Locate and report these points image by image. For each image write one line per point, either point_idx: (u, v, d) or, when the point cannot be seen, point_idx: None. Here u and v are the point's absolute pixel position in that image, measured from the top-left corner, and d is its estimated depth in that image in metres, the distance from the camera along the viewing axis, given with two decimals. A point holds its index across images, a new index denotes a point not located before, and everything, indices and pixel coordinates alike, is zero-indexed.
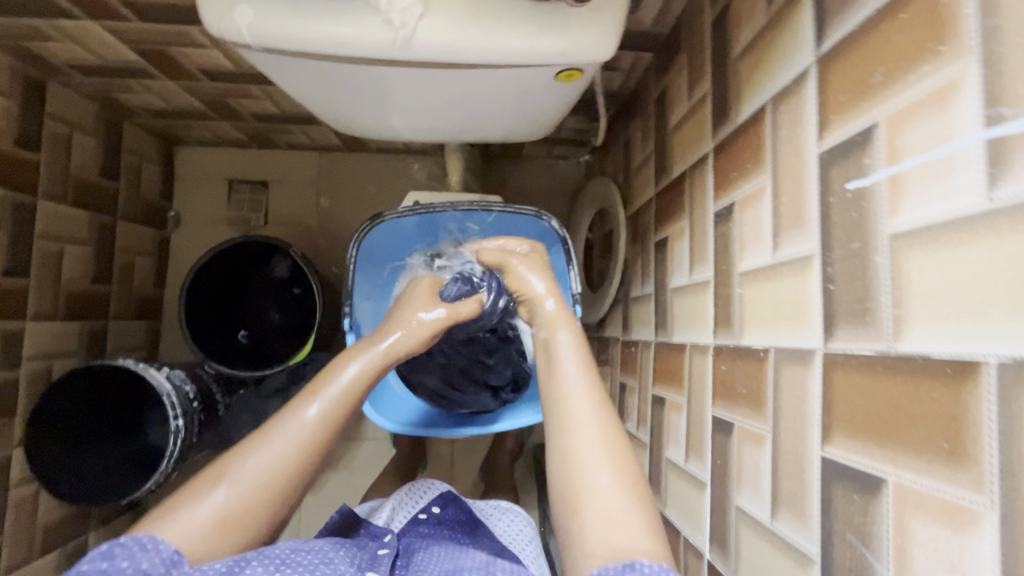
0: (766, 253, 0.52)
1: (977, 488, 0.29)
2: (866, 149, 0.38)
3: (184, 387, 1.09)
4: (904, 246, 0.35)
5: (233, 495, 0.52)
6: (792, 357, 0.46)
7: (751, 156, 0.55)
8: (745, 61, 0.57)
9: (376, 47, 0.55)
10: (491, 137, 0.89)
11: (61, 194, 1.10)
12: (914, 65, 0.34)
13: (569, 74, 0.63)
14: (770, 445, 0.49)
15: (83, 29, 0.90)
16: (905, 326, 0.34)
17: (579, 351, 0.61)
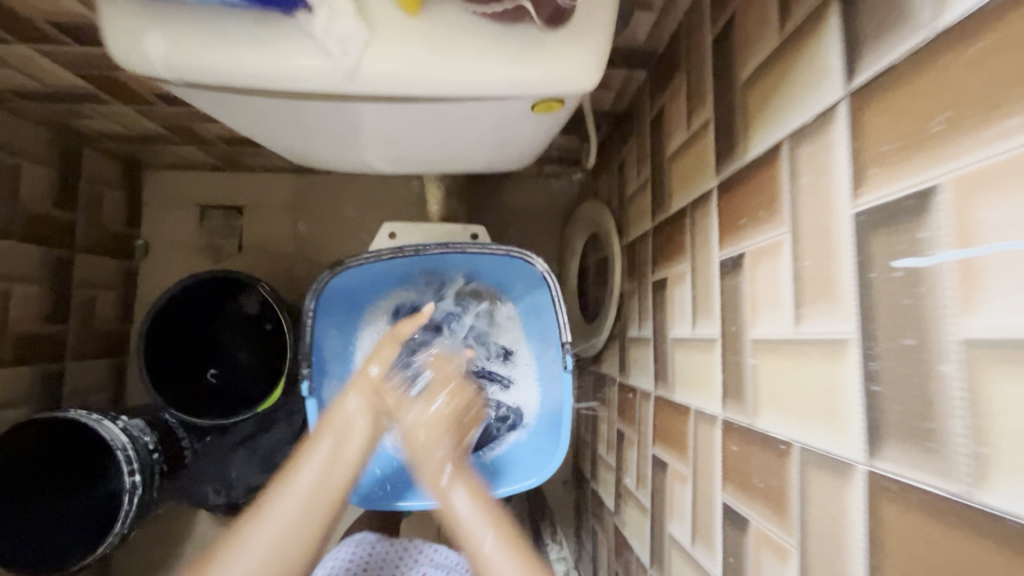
0: (786, 324, 0.43)
1: None
2: (923, 221, 0.29)
3: (143, 438, 0.99)
4: (985, 364, 0.26)
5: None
6: (822, 463, 0.37)
7: (763, 203, 0.46)
8: (754, 89, 0.49)
9: (316, 81, 0.47)
10: (470, 167, 0.79)
11: (8, 230, 1.01)
12: (994, 118, 0.25)
13: (547, 104, 0.54)
14: (796, 564, 0.40)
15: (16, 54, 0.81)
16: (990, 472, 0.25)
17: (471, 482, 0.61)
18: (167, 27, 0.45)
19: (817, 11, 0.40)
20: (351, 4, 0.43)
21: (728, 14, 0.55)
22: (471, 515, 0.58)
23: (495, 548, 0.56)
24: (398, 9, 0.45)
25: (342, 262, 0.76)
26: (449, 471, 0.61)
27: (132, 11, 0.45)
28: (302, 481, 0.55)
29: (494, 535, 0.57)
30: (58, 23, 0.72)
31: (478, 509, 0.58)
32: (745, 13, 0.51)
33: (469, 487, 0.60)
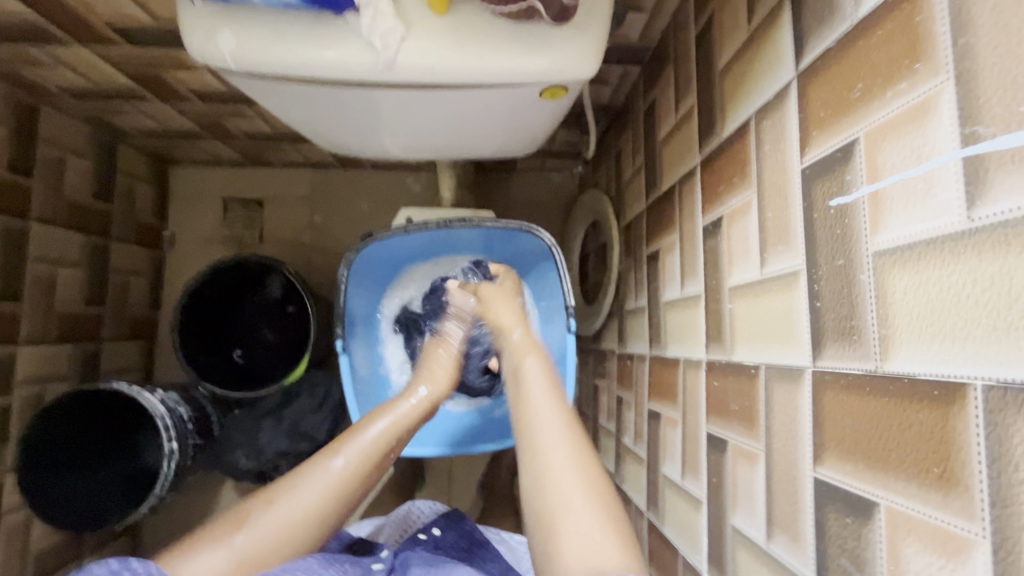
0: (753, 268, 0.51)
1: (968, 516, 0.28)
2: (848, 166, 0.38)
3: (178, 409, 1.07)
4: (888, 266, 0.34)
5: (246, 550, 0.54)
6: (782, 374, 0.45)
7: (737, 170, 0.55)
8: (729, 76, 0.57)
9: (359, 70, 0.55)
10: (481, 153, 0.88)
11: (53, 218, 1.10)
12: (891, 82, 0.34)
13: (553, 91, 0.63)
14: (763, 464, 0.48)
15: (73, 55, 0.90)
16: (890, 346, 0.33)
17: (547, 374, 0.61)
18: (235, 25, 0.53)
19: (776, 8, 0.49)
20: (391, 5, 0.52)
21: (708, 13, 0.64)
22: (551, 408, 0.56)
23: (555, 429, 0.54)
24: (429, 9, 0.53)
25: (372, 234, 0.84)
26: (528, 352, 0.64)
27: (205, 11, 0.53)
28: (336, 468, 0.59)
29: (558, 418, 0.55)
30: (116, 26, 0.81)
31: (547, 378, 0.60)
32: (721, 12, 0.60)
33: (546, 373, 0.60)
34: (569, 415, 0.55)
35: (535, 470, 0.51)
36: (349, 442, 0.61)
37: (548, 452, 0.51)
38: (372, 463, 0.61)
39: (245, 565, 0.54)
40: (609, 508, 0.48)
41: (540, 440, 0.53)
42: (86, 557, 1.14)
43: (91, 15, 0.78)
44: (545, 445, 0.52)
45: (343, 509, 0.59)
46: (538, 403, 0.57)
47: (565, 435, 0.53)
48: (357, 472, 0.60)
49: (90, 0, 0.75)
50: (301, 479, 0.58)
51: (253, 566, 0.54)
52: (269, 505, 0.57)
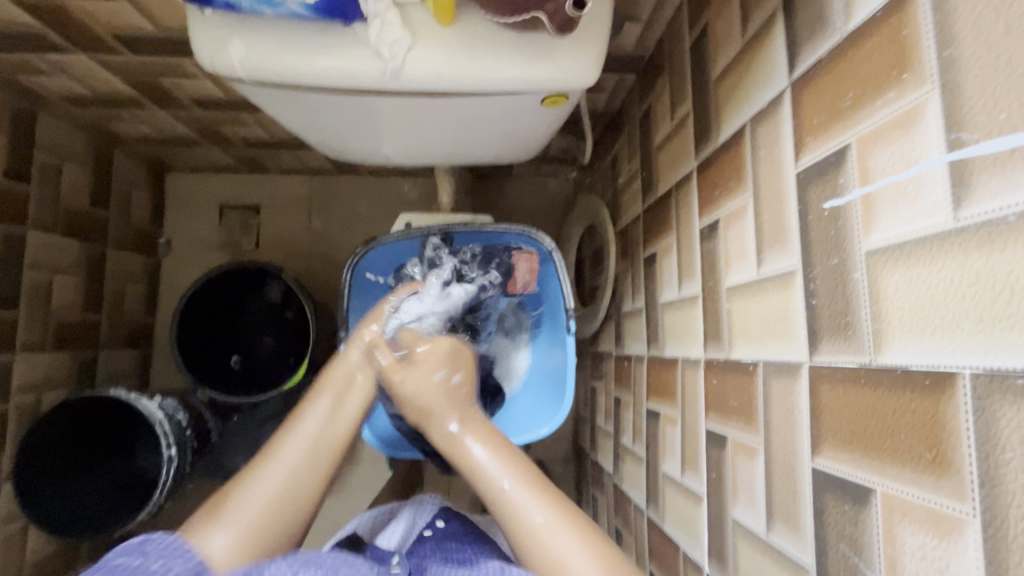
0: (751, 268, 0.53)
1: (959, 497, 0.30)
2: (840, 170, 0.40)
3: (177, 416, 1.06)
4: (880, 263, 0.36)
5: (242, 524, 0.53)
6: (779, 370, 0.47)
7: (733, 174, 0.57)
8: (723, 84, 0.60)
9: (366, 78, 0.57)
10: (479, 159, 0.90)
11: (50, 224, 1.10)
12: (880, 91, 0.36)
13: (554, 99, 0.65)
14: (762, 457, 0.50)
15: (74, 63, 0.91)
16: (884, 340, 0.35)
17: (487, 440, 0.59)
18: (245, 34, 0.55)
19: (769, 20, 0.51)
20: (398, 16, 0.54)
21: (703, 24, 0.66)
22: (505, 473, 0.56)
23: (523, 496, 0.54)
24: (435, 19, 0.55)
25: (375, 238, 0.88)
26: (452, 410, 0.62)
27: (216, 20, 0.54)
28: (302, 429, 0.60)
29: (520, 486, 0.55)
30: (119, 34, 0.82)
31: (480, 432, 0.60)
32: (716, 22, 0.62)
33: (489, 437, 0.59)
34: (537, 478, 0.56)
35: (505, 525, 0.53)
36: (308, 406, 0.63)
37: (531, 527, 0.52)
38: (330, 416, 0.63)
39: (246, 534, 0.53)
40: (585, 527, 0.52)
41: (509, 511, 0.53)
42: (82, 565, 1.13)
43: (95, 24, 0.79)
44: (513, 507, 0.53)
45: (326, 463, 0.60)
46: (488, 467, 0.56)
47: (534, 494, 0.54)
48: (319, 425, 0.61)
49: (95, 10, 0.75)
50: (270, 450, 0.59)
51: (254, 538, 0.53)
52: (246, 480, 0.56)
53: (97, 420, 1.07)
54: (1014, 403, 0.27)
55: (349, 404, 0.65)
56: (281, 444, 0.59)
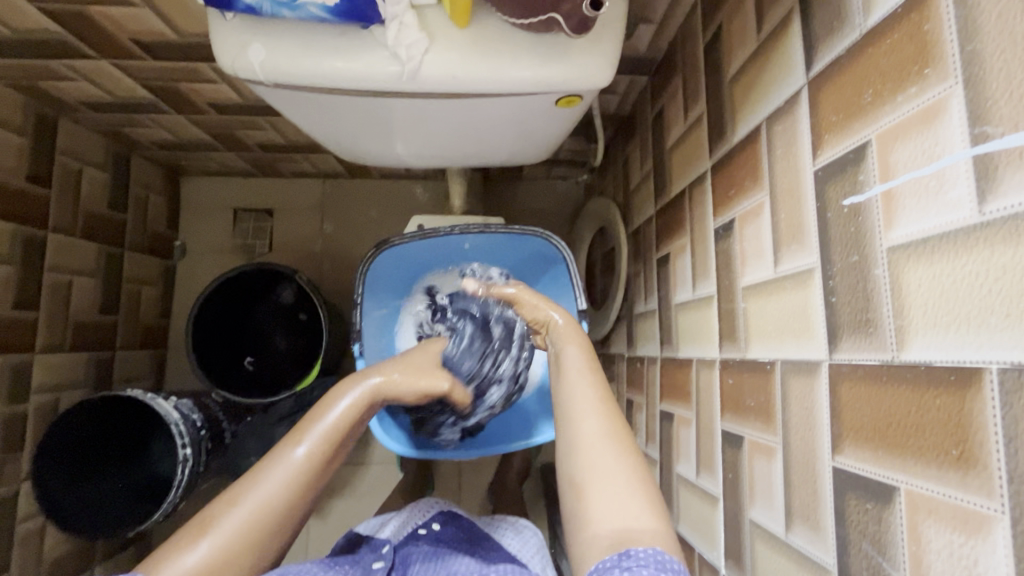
0: (767, 267, 0.53)
1: (986, 493, 0.29)
2: (860, 167, 0.40)
3: (192, 416, 1.07)
4: (902, 259, 0.36)
5: (222, 543, 0.52)
6: (798, 369, 0.47)
7: (748, 173, 0.57)
8: (738, 84, 0.60)
9: (383, 80, 0.58)
10: (492, 161, 0.90)
11: (70, 227, 1.12)
12: (900, 87, 0.36)
13: (568, 99, 0.65)
14: (780, 457, 0.49)
15: (95, 69, 0.93)
16: (907, 336, 0.35)
17: (587, 361, 0.61)
18: (265, 38, 0.56)
19: (785, 19, 0.51)
20: (415, 18, 0.55)
21: (716, 24, 0.66)
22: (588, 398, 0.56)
23: (595, 409, 0.55)
24: (451, 22, 0.56)
25: (387, 240, 0.87)
26: (573, 339, 0.64)
27: (237, 24, 0.55)
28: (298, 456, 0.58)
29: (599, 408, 0.56)
30: (139, 40, 0.83)
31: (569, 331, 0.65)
32: (730, 23, 0.62)
33: (584, 359, 0.61)
34: (606, 396, 0.57)
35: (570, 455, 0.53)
36: (311, 429, 0.60)
37: (586, 429, 0.54)
38: (332, 443, 0.60)
39: (222, 557, 0.52)
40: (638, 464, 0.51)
41: (575, 413, 0.56)
42: (98, 564, 1.14)
43: (116, 30, 0.80)
44: (580, 423, 0.55)
45: (310, 493, 0.58)
46: (574, 391, 0.58)
47: (599, 410, 0.55)
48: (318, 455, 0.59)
49: (117, 17, 0.77)
50: (262, 472, 0.57)
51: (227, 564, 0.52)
52: (233, 506, 0.55)
53: (112, 419, 1.08)
54: None
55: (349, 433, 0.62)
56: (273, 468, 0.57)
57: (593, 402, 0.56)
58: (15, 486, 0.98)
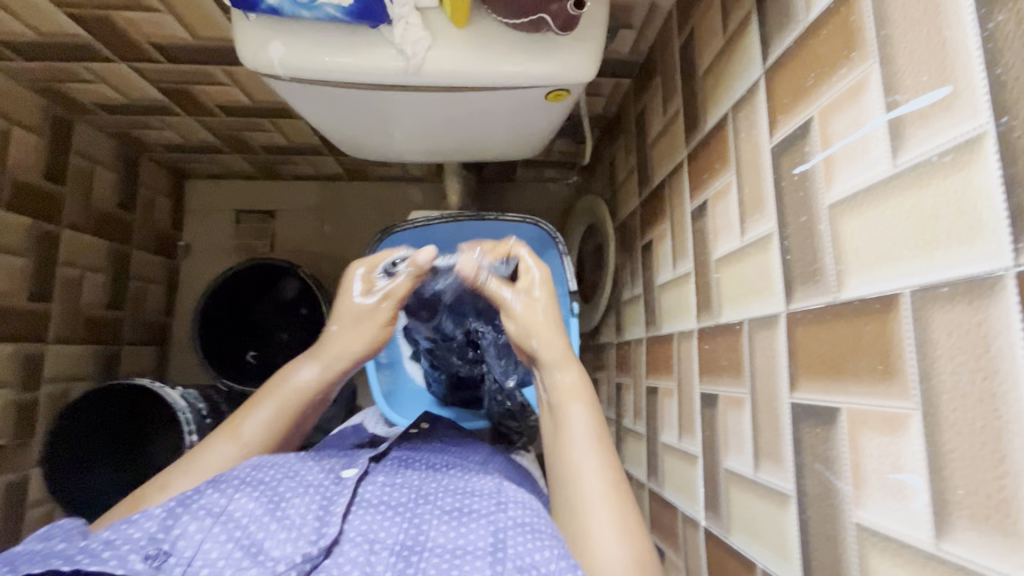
0: (735, 237, 0.59)
1: (905, 396, 0.35)
2: (806, 139, 0.46)
3: (197, 404, 1.10)
4: (841, 212, 0.42)
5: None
6: (761, 323, 0.53)
7: (718, 157, 0.63)
8: (709, 78, 0.66)
9: (389, 74, 0.64)
10: (487, 155, 0.96)
11: (82, 224, 1.17)
12: (835, 68, 0.43)
13: (557, 94, 0.72)
14: (749, 405, 0.55)
15: (113, 72, 0.99)
16: (845, 277, 0.41)
17: (592, 427, 0.60)
18: (283, 36, 0.62)
19: (745, 19, 0.58)
20: (419, 19, 0.61)
21: (690, 27, 0.73)
22: (585, 431, 0.59)
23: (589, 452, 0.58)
24: (451, 22, 0.62)
25: (392, 227, 0.94)
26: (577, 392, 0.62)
27: (258, 24, 0.62)
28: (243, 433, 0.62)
29: (597, 452, 0.58)
30: (159, 44, 0.89)
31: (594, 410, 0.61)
32: (701, 25, 0.69)
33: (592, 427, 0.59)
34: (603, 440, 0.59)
35: (570, 515, 0.55)
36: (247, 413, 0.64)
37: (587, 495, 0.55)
38: (282, 418, 0.64)
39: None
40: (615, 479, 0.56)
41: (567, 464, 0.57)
42: None
43: (137, 34, 0.86)
44: (577, 471, 0.56)
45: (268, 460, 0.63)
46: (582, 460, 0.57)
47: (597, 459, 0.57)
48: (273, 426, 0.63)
49: (139, 22, 0.83)
50: (218, 440, 0.62)
51: None
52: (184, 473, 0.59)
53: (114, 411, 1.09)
54: (942, 309, 0.33)
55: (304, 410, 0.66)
56: (212, 451, 0.61)
57: (587, 433, 0.59)
58: (26, 471, 1.02)
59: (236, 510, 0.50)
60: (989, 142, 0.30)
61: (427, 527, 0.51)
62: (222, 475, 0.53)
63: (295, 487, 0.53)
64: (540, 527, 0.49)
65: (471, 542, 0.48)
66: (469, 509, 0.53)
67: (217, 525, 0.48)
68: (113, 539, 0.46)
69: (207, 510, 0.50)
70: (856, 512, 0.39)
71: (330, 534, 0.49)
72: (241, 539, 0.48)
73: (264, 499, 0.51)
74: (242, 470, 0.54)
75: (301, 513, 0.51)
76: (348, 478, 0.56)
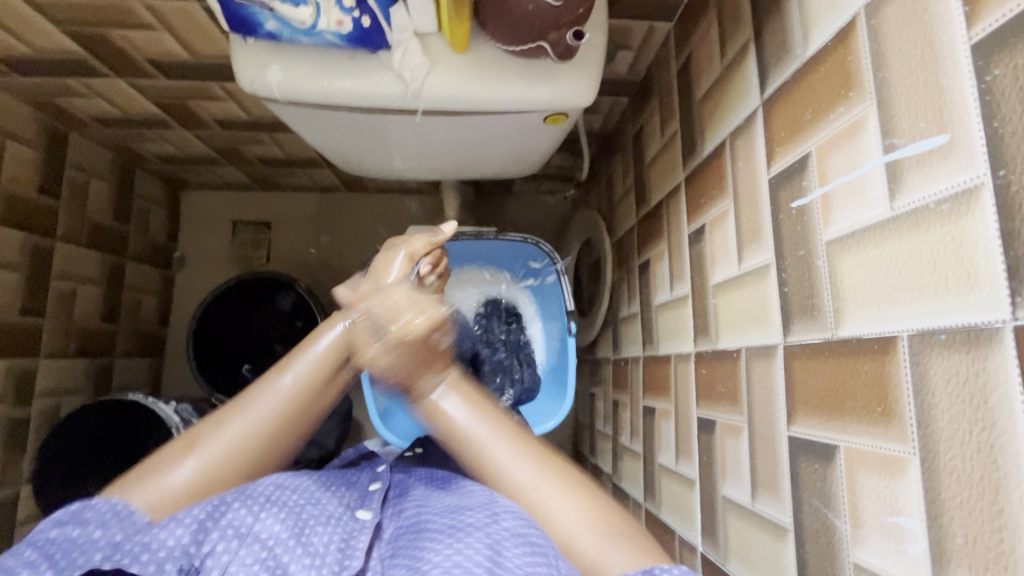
0: (733, 265, 0.59)
1: (902, 440, 0.35)
2: (804, 174, 0.46)
3: (192, 420, 1.09)
4: (838, 250, 0.42)
5: (207, 466, 0.50)
6: (759, 353, 0.53)
7: (716, 183, 0.64)
8: (707, 103, 0.67)
9: (387, 98, 0.64)
10: (484, 173, 0.96)
11: (76, 237, 1.16)
12: (833, 107, 0.43)
13: (555, 117, 0.72)
14: (746, 434, 0.55)
15: (110, 87, 0.98)
16: (843, 314, 0.41)
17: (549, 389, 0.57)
18: (282, 61, 0.62)
19: (742, 49, 0.59)
20: (419, 45, 0.61)
21: (687, 51, 0.74)
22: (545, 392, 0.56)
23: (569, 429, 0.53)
24: (451, 47, 0.62)
25: None
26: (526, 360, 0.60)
27: (257, 48, 0.61)
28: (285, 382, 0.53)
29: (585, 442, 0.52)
30: (156, 61, 0.89)
31: None
32: (699, 50, 0.70)
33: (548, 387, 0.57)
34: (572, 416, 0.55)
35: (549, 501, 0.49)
36: (297, 356, 0.54)
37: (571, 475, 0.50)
38: (322, 375, 0.54)
39: (211, 475, 0.50)
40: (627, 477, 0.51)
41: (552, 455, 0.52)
42: None
43: (135, 51, 0.86)
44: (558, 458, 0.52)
45: (305, 422, 0.53)
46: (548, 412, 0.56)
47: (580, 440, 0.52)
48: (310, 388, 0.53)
49: (137, 40, 0.83)
50: (252, 392, 0.52)
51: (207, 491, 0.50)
52: (218, 427, 0.51)
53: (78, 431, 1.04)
54: (939, 355, 0.33)
55: (349, 367, 0.56)
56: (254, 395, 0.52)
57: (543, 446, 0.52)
58: (17, 488, 1.01)
59: (260, 532, 0.48)
60: (986, 194, 0.30)
61: (424, 547, 0.45)
62: (250, 486, 0.51)
63: (319, 516, 0.50)
64: (536, 540, 0.45)
65: (468, 558, 0.42)
66: (464, 523, 0.46)
67: (243, 547, 0.47)
68: (151, 540, 0.46)
69: (234, 529, 0.48)
70: (854, 551, 0.39)
71: (353, 567, 0.47)
72: (268, 561, 0.46)
73: (290, 522, 0.49)
74: (267, 486, 0.51)
75: (325, 543, 0.48)
76: (367, 517, 0.52)
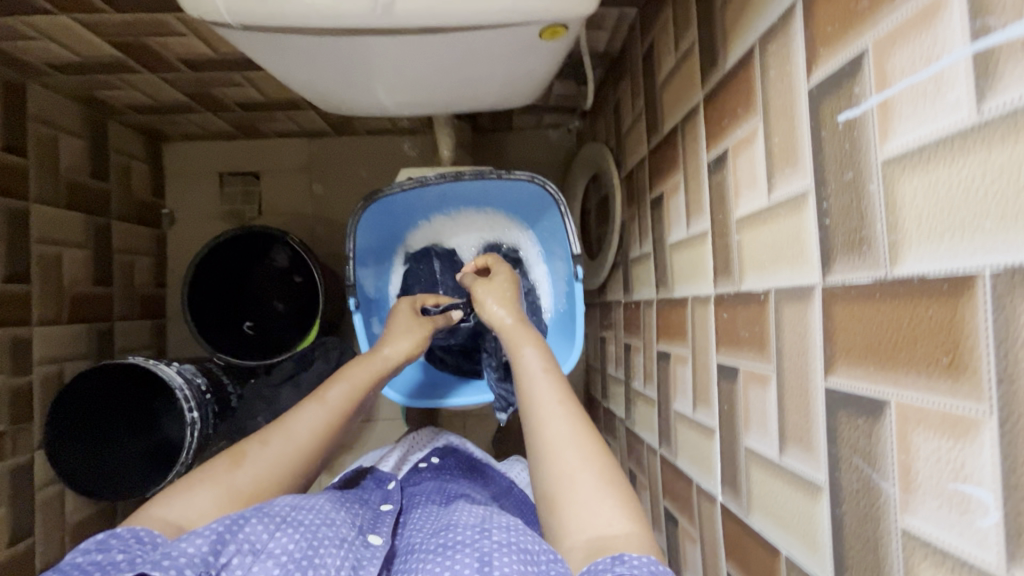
0: (762, 196, 0.51)
1: (976, 397, 0.29)
2: (856, 79, 0.38)
3: (195, 380, 1.07)
4: (898, 170, 0.35)
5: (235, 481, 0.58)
6: (791, 295, 0.47)
7: (741, 101, 0.55)
8: (731, 5, 0.57)
9: (354, 16, 0.55)
10: (477, 105, 0.87)
11: (51, 197, 1.09)
12: None
13: (553, 31, 0.62)
14: (774, 384, 0.50)
15: (60, 27, 0.88)
16: (900, 251, 0.34)
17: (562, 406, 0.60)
18: None
19: None
20: None
21: None
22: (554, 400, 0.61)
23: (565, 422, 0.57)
24: None
25: (380, 191, 0.87)
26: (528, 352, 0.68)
27: None
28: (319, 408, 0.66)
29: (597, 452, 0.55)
30: None
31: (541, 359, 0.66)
32: None
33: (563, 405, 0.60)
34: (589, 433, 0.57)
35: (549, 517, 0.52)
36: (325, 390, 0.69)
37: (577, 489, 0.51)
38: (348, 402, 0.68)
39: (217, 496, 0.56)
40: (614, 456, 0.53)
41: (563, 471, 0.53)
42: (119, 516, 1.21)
43: None
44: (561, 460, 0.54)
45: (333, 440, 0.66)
46: (535, 387, 0.62)
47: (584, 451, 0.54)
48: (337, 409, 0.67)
49: None
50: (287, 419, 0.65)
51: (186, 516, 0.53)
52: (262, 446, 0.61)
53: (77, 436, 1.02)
54: None
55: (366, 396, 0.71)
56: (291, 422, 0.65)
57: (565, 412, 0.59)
58: (30, 454, 1.01)
59: (275, 549, 0.48)
60: None
61: (417, 565, 0.49)
62: (267, 507, 0.52)
63: (332, 538, 0.52)
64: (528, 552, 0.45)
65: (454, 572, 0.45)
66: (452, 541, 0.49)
67: (257, 563, 0.46)
68: (170, 551, 0.45)
69: (248, 545, 0.48)
70: (902, 518, 0.35)
71: None
72: None
73: (304, 541, 0.50)
74: (282, 507, 0.53)
75: (337, 566, 0.49)
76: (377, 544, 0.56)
